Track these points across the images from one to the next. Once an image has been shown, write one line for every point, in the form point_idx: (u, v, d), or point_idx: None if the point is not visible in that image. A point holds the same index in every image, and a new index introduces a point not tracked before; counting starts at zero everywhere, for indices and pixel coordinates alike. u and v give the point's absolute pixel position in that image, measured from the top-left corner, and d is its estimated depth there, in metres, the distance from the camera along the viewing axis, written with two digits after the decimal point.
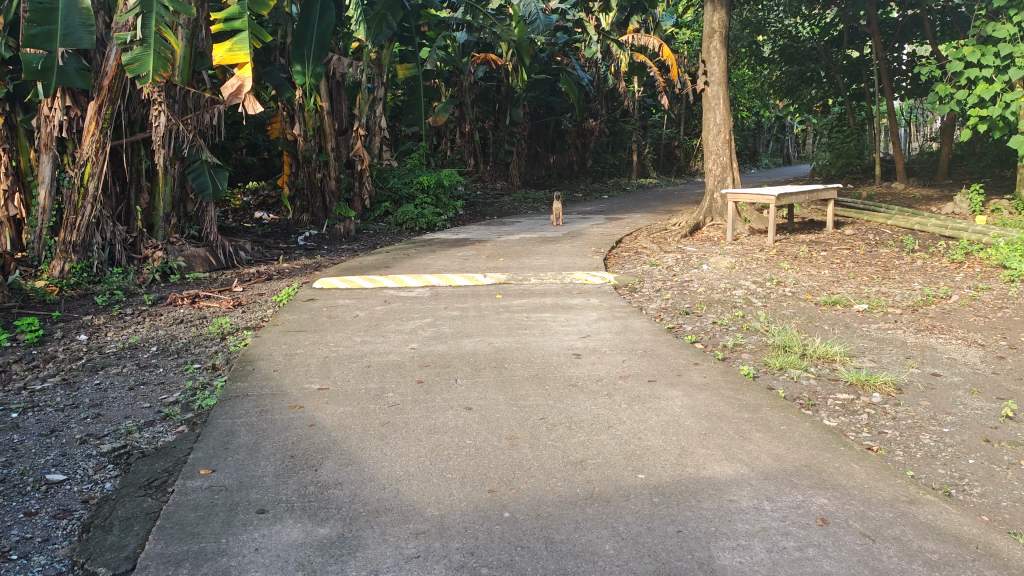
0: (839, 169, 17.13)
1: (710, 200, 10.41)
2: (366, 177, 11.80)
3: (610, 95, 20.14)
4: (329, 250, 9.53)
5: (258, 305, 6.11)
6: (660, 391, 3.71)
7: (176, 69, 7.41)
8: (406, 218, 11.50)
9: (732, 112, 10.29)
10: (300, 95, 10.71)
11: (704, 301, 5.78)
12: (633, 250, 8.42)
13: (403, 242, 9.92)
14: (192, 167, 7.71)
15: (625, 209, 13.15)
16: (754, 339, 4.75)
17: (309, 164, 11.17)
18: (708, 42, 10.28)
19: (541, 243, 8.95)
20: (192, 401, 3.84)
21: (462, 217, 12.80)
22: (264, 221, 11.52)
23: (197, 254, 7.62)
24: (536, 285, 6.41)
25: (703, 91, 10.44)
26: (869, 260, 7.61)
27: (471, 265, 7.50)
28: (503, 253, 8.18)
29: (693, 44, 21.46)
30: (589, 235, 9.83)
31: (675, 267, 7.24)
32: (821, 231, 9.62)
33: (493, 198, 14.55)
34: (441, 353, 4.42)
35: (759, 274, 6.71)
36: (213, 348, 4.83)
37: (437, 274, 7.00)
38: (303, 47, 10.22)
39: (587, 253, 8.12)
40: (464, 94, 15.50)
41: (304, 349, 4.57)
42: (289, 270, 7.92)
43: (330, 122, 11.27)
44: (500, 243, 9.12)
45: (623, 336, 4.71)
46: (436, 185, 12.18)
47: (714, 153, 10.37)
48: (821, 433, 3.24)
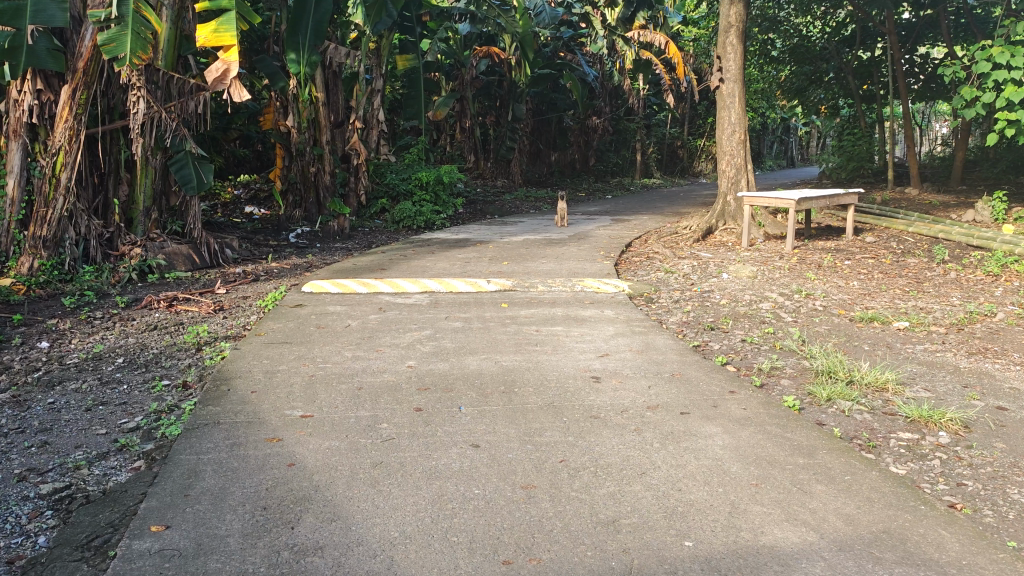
0: (850, 172, 16.58)
1: (723, 203, 9.91)
2: (362, 172, 11.27)
3: (614, 92, 19.63)
4: (321, 249, 9.02)
5: (241, 310, 5.61)
6: (696, 427, 3.22)
7: (159, 53, 6.94)
8: (404, 216, 10.95)
9: (748, 110, 9.78)
10: (294, 85, 10.21)
11: (729, 315, 5.29)
12: (645, 255, 7.93)
13: (400, 242, 9.40)
14: (175, 158, 7.24)
15: (631, 210, 12.66)
16: (791, 362, 4.26)
17: (302, 158, 10.62)
18: (724, 37, 9.77)
19: (546, 246, 8.45)
20: (155, 428, 3.33)
21: (462, 215, 12.29)
22: (255, 216, 10.99)
23: (178, 251, 7.11)
24: (543, 293, 5.91)
25: (718, 89, 9.95)
26: (898, 270, 7.12)
27: (473, 268, 7.00)
28: (507, 256, 7.68)
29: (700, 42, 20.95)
30: (596, 237, 9.34)
31: (692, 274, 6.75)
32: (840, 238, 9.13)
33: (493, 196, 14.05)
34: (442, 374, 3.92)
35: (784, 285, 6.22)
36: (186, 360, 4.32)
37: (437, 278, 6.49)
38: (298, 34, 9.72)
39: (596, 257, 7.62)
40: (465, 88, 14.97)
41: (287, 365, 4.06)
42: (277, 270, 7.41)
43: (325, 114, 10.76)
44: (503, 244, 8.62)
45: (645, 357, 4.21)
46: (436, 182, 11.68)
47: (728, 153, 9.87)
48: (893, 486, 2.74)
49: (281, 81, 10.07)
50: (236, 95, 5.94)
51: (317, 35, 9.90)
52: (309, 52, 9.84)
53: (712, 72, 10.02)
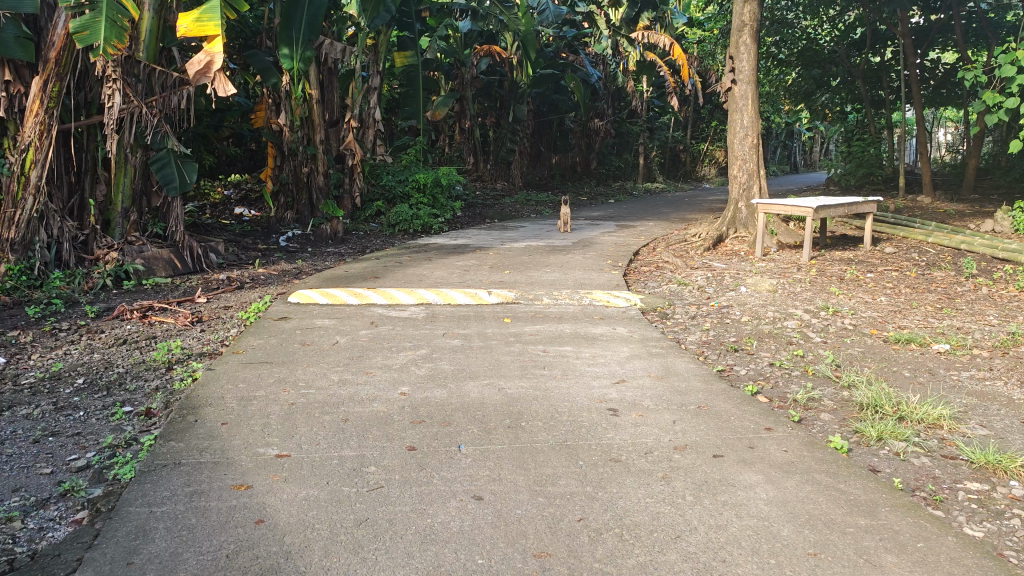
0: (859, 179, 16.13)
1: (734, 210, 9.47)
2: (358, 173, 10.81)
3: (617, 94, 19.21)
4: (313, 254, 8.57)
5: (221, 322, 5.16)
6: (733, 474, 2.77)
7: (140, 45, 6.49)
8: (400, 219, 10.49)
9: (761, 113, 9.35)
10: (288, 81, 9.79)
11: (753, 335, 4.84)
12: (655, 265, 7.49)
13: (396, 247, 8.96)
14: (157, 156, 6.79)
15: (636, 215, 12.22)
16: (829, 392, 3.82)
17: (295, 158, 10.21)
18: (737, 37, 9.36)
19: (549, 253, 8.01)
20: (108, 468, 2.87)
21: (461, 219, 11.85)
22: (245, 218, 10.54)
23: (159, 255, 6.67)
24: (549, 306, 5.47)
25: (730, 90, 9.52)
26: (926, 285, 6.68)
27: (473, 277, 6.57)
28: (509, 264, 7.24)
29: (704, 44, 20.54)
30: (601, 244, 8.90)
31: (707, 287, 6.31)
32: (857, 248, 8.70)
33: (493, 200, 13.61)
34: (439, 403, 3.47)
35: (807, 300, 5.78)
36: (154, 382, 3.86)
37: (434, 288, 6.05)
38: (292, 28, 9.29)
39: (604, 266, 7.19)
40: (465, 88, 14.53)
41: (264, 390, 3.61)
42: (265, 277, 6.96)
43: (319, 112, 10.31)
44: (504, 251, 8.17)
45: (666, 386, 3.77)
46: (434, 185, 11.25)
47: (740, 158, 9.42)
48: (975, 556, 2.29)
49: (273, 77, 9.65)
50: (220, 89, 5.52)
51: (312, 29, 9.47)
52: (303, 47, 9.42)
53: (724, 72, 9.60)
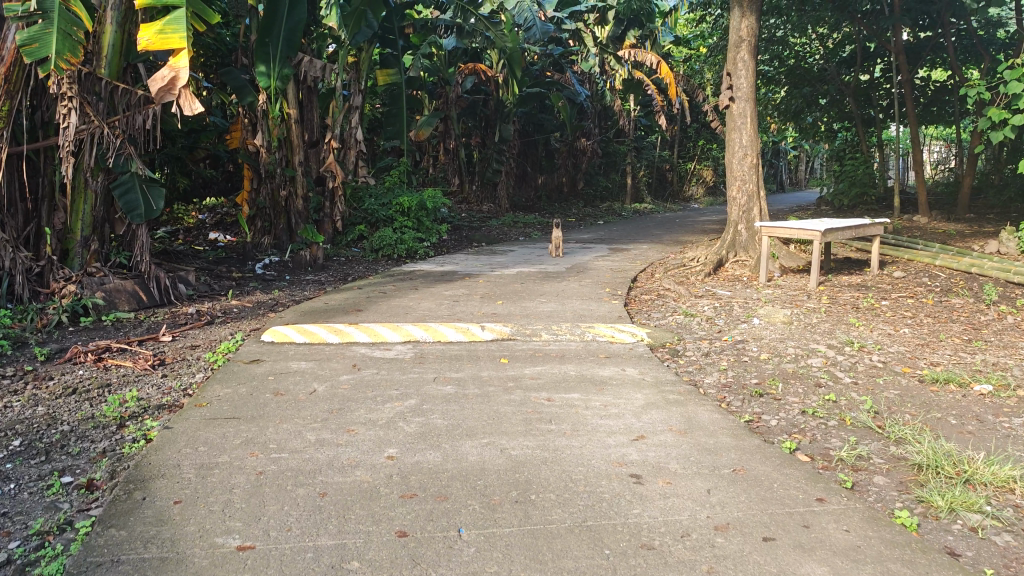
0: (852, 199, 15.80)
1: (734, 232, 9.07)
2: (339, 196, 10.31)
3: (604, 113, 18.88)
4: (291, 283, 8.05)
5: (186, 365, 4.65)
6: (793, 565, 2.30)
7: (102, 60, 6.05)
8: (384, 243, 9.98)
9: (760, 132, 8.97)
10: (264, 100, 9.34)
11: (777, 375, 4.39)
12: (656, 293, 7.04)
13: (380, 274, 8.45)
14: (120, 181, 6.27)
15: (628, 238, 11.80)
16: (876, 447, 3.36)
17: (272, 180, 9.70)
18: (735, 53, 9.00)
19: (542, 281, 7.55)
20: (31, 565, 2.34)
21: (447, 243, 11.37)
22: (220, 244, 10.02)
23: (121, 288, 6.15)
24: (548, 343, 4.99)
25: (728, 108, 9.14)
26: (946, 314, 6.26)
27: (463, 309, 6.08)
28: (501, 293, 6.77)
29: (691, 62, 20.29)
30: (596, 269, 8.45)
31: (716, 317, 5.86)
32: (865, 272, 8.29)
33: (480, 222, 13.15)
34: (433, 470, 2.97)
35: (827, 332, 5.34)
36: (100, 445, 3.34)
37: (421, 323, 5.55)
38: (269, 44, 8.90)
39: (602, 295, 6.73)
40: (449, 107, 14.10)
41: (228, 455, 3.10)
42: (238, 310, 6.44)
43: (298, 132, 9.83)
44: (495, 278, 7.69)
45: (692, 442, 3.29)
46: (418, 208, 10.77)
47: (739, 178, 9.02)
48: None
49: (249, 96, 9.25)
50: (184, 107, 5.03)
51: (290, 45, 9.07)
52: (280, 64, 9.02)
53: (721, 89, 9.22)
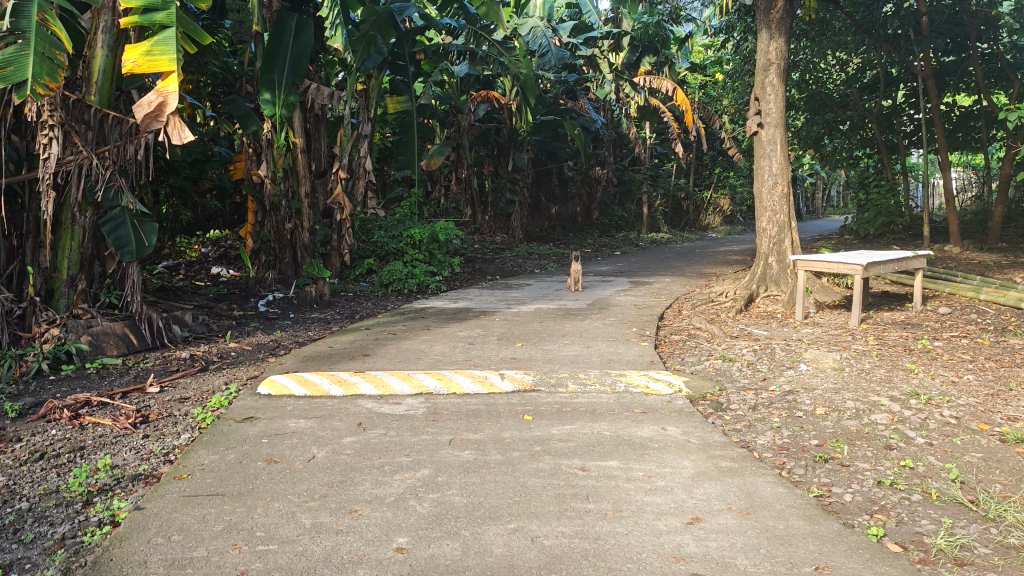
0: (879, 227, 15.21)
1: (764, 265, 8.55)
2: (347, 228, 9.85)
3: (619, 141, 18.47)
4: (294, 322, 7.56)
5: (171, 422, 4.16)
6: None
7: (93, 87, 5.64)
8: (393, 277, 9.48)
9: (791, 159, 8.48)
10: (269, 128, 8.98)
11: (840, 436, 3.85)
12: (687, 333, 6.52)
13: (388, 312, 7.96)
14: (110, 216, 5.85)
15: (648, 270, 11.28)
16: (976, 531, 2.82)
17: (277, 213, 9.28)
18: (763, 77, 8.56)
19: (563, 319, 7.03)
20: None
21: (459, 276, 10.88)
22: (222, 278, 9.57)
23: (109, 331, 5.69)
24: (576, 396, 4.46)
25: (756, 134, 8.67)
26: (1010, 356, 5.70)
27: (480, 353, 5.57)
28: (519, 334, 6.26)
29: (707, 89, 19.91)
30: (619, 306, 7.94)
31: (758, 363, 5.33)
32: (908, 308, 7.73)
33: (493, 254, 12.69)
34: (452, 570, 2.45)
35: (885, 380, 4.79)
36: (59, 530, 2.83)
37: (433, 370, 5.04)
38: (274, 70, 8.71)
39: (630, 336, 6.21)
40: (461, 135, 13.70)
41: (206, 549, 2.58)
42: (235, 354, 5.96)
43: (304, 162, 9.42)
44: (512, 317, 7.18)
45: (759, 529, 2.75)
46: (430, 240, 10.29)
47: (770, 209, 8.53)
48: None
49: (254, 124, 8.86)
50: (173, 135, 4.64)
51: (296, 72, 8.82)
52: (286, 91, 8.79)
53: (748, 115, 8.76)
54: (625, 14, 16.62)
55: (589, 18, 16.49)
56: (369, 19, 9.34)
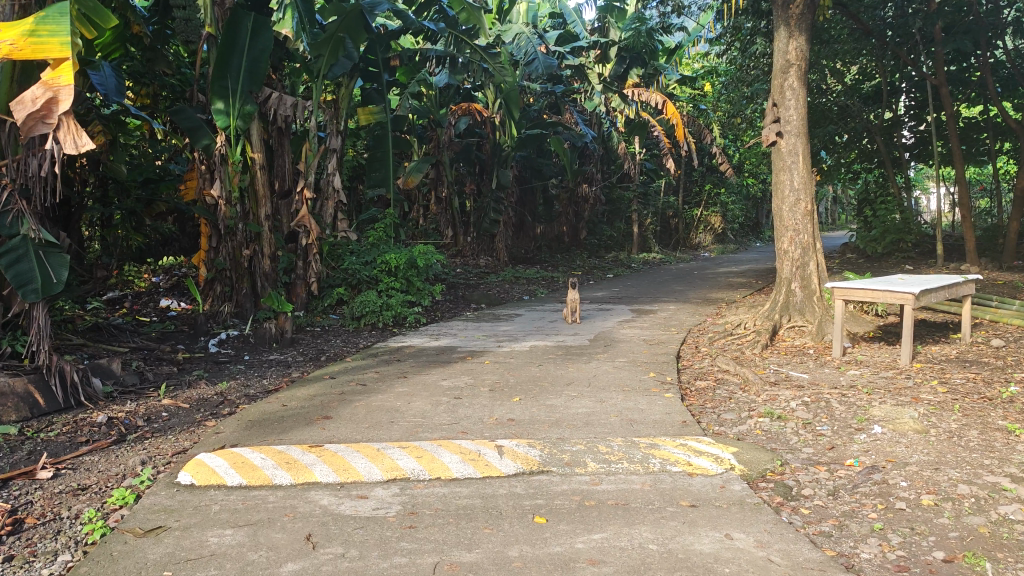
0: (887, 246, 14.26)
1: (787, 292, 7.54)
2: (315, 255, 8.66)
3: (607, 157, 17.54)
4: (246, 366, 6.44)
5: (53, 530, 3.04)
6: None
7: None
8: (365, 309, 8.34)
9: (815, 172, 7.50)
10: (223, 142, 7.94)
11: (972, 545, 2.80)
12: (715, 378, 5.47)
13: (359, 352, 6.85)
14: (9, 247, 4.70)
15: (649, 296, 10.23)
16: None
17: (233, 238, 8.15)
18: (782, 80, 7.59)
19: (564, 361, 5.96)
20: None
21: (441, 306, 9.78)
22: (171, 312, 8.42)
23: (5, 390, 4.55)
24: (600, 481, 3.37)
25: (775, 145, 7.68)
26: None
27: (471, 413, 4.49)
28: (516, 385, 5.18)
29: (697, 103, 19.05)
30: (627, 341, 6.90)
31: (817, 421, 4.28)
32: (959, 341, 6.72)
33: (477, 279, 11.62)
34: None
35: (991, 449, 3.74)
36: None
37: (410, 441, 3.93)
38: (227, 76, 7.73)
39: (649, 385, 5.16)
40: (442, 151, 12.67)
41: None
42: (167, 414, 4.84)
43: (264, 181, 8.28)
44: (505, 359, 6.10)
45: None
46: (408, 266, 9.16)
47: (792, 228, 7.53)
48: None
49: (205, 137, 7.88)
50: (67, 141, 3.86)
51: (253, 78, 7.84)
52: (242, 99, 7.84)
53: (763, 123, 7.80)
54: (612, 23, 15.77)
55: (575, 28, 15.59)
56: (337, 19, 8.20)
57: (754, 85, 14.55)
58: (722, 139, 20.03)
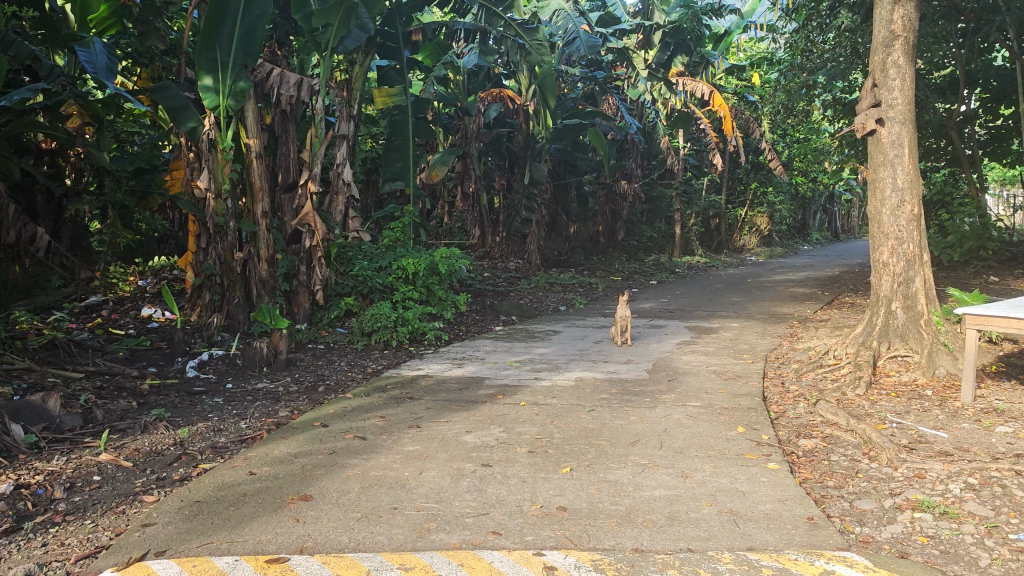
0: (966, 252, 12.92)
1: (886, 313, 6.21)
2: (321, 259, 7.35)
3: (648, 152, 16.20)
4: (225, 399, 5.22)
5: None
6: None
7: None
8: (376, 324, 7.08)
9: (923, 168, 6.16)
10: (213, 127, 6.77)
11: None
12: (825, 436, 4.16)
13: (366, 381, 5.61)
14: None
15: (705, 310, 8.90)
16: None
17: (222, 238, 6.95)
18: (884, 56, 6.27)
19: (620, 405, 4.68)
20: None
21: (466, 318, 8.52)
22: (151, 323, 7.24)
23: None
24: None
25: (874, 134, 6.34)
26: None
27: (506, 495, 3.22)
28: (563, 443, 3.91)
29: (744, 95, 17.67)
30: (695, 374, 5.59)
31: (1007, 524, 2.96)
32: None
33: (506, 286, 10.36)
34: None
35: None
36: None
37: (418, 554, 2.65)
38: (217, 48, 6.56)
39: (744, 447, 3.86)
40: (469, 142, 11.43)
41: None
42: (98, 480, 3.61)
43: (261, 172, 6.98)
44: (546, 399, 4.81)
45: None
46: (428, 272, 7.88)
47: (893, 236, 6.19)
48: None
49: (190, 120, 6.67)
50: None
51: (249, 52, 6.70)
52: (235, 74, 6.64)
53: (858, 108, 6.48)
54: (656, 6, 14.47)
55: (616, 11, 14.32)
56: None
57: (814, 72, 13.16)
58: (771, 134, 18.63)
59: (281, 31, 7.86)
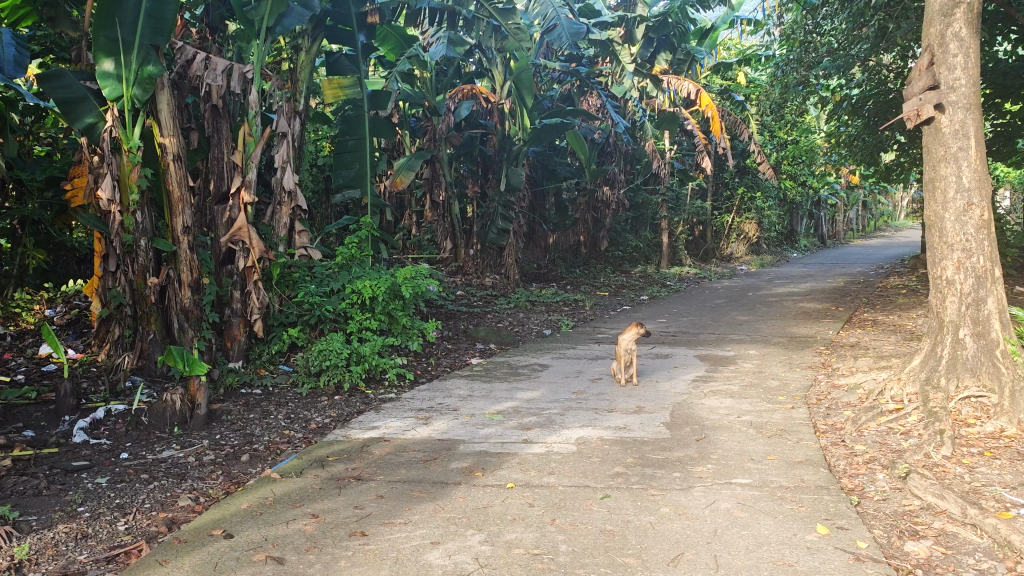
0: None
1: (953, 342, 5.02)
2: (257, 281, 6.04)
3: (632, 155, 15.03)
4: (111, 478, 3.89)
5: None
6: None
7: None
8: (324, 363, 5.81)
9: (994, 164, 5.01)
10: (116, 122, 5.40)
11: None
12: (936, 534, 2.96)
13: (303, 447, 4.31)
14: None
15: (713, 333, 7.67)
16: None
17: (131, 260, 5.54)
18: (942, 27, 5.13)
19: (644, 485, 3.43)
20: None
21: (435, 348, 7.24)
22: (46, 368, 5.85)
23: None
24: None
25: (931, 123, 5.18)
26: None
27: None
28: (575, 566, 2.64)
29: (731, 93, 16.61)
30: (729, 429, 4.35)
31: None
32: None
33: (481, 307, 9.09)
34: None
35: None
36: None
37: None
38: (117, 25, 5.31)
39: (842, 566, 2.63)
40: (438, 145, 10.17)
41: None
42: None
43: (181, 178, 5.58)
44: (543, 478, 3.54)
45: None
46: (388, 296, 6.58)
47: (960, 247, 5.01)
48: None
49: (89, 114, 5.48)
50: None
51: (159, 33, 5.41)
52: (142, 56, 5.34)
53: (910, 92, 5.30)
54: None
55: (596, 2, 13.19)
56: None
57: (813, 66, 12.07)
58: (759, 135, 17.55)
59: (212, 14, 6.57)
